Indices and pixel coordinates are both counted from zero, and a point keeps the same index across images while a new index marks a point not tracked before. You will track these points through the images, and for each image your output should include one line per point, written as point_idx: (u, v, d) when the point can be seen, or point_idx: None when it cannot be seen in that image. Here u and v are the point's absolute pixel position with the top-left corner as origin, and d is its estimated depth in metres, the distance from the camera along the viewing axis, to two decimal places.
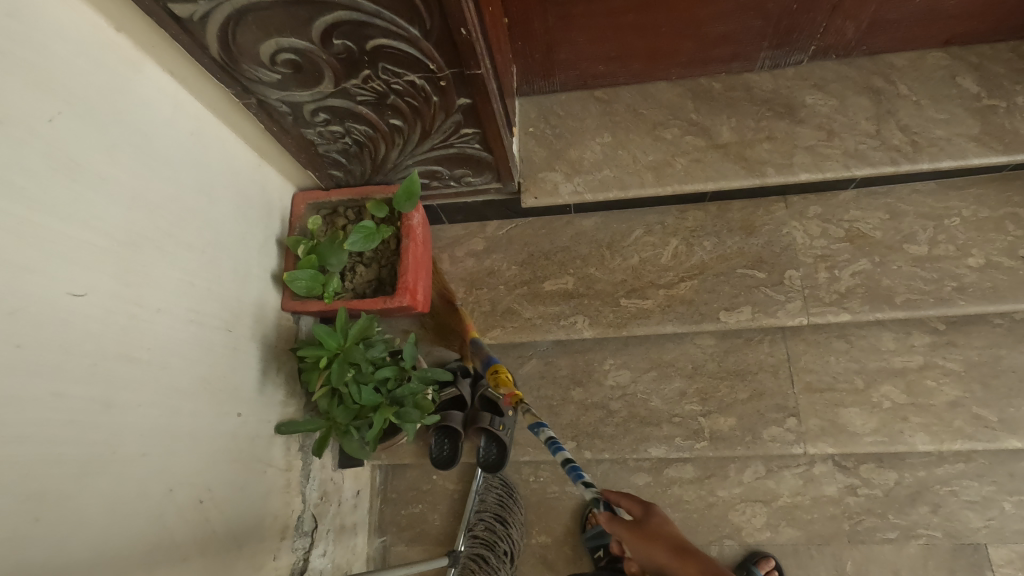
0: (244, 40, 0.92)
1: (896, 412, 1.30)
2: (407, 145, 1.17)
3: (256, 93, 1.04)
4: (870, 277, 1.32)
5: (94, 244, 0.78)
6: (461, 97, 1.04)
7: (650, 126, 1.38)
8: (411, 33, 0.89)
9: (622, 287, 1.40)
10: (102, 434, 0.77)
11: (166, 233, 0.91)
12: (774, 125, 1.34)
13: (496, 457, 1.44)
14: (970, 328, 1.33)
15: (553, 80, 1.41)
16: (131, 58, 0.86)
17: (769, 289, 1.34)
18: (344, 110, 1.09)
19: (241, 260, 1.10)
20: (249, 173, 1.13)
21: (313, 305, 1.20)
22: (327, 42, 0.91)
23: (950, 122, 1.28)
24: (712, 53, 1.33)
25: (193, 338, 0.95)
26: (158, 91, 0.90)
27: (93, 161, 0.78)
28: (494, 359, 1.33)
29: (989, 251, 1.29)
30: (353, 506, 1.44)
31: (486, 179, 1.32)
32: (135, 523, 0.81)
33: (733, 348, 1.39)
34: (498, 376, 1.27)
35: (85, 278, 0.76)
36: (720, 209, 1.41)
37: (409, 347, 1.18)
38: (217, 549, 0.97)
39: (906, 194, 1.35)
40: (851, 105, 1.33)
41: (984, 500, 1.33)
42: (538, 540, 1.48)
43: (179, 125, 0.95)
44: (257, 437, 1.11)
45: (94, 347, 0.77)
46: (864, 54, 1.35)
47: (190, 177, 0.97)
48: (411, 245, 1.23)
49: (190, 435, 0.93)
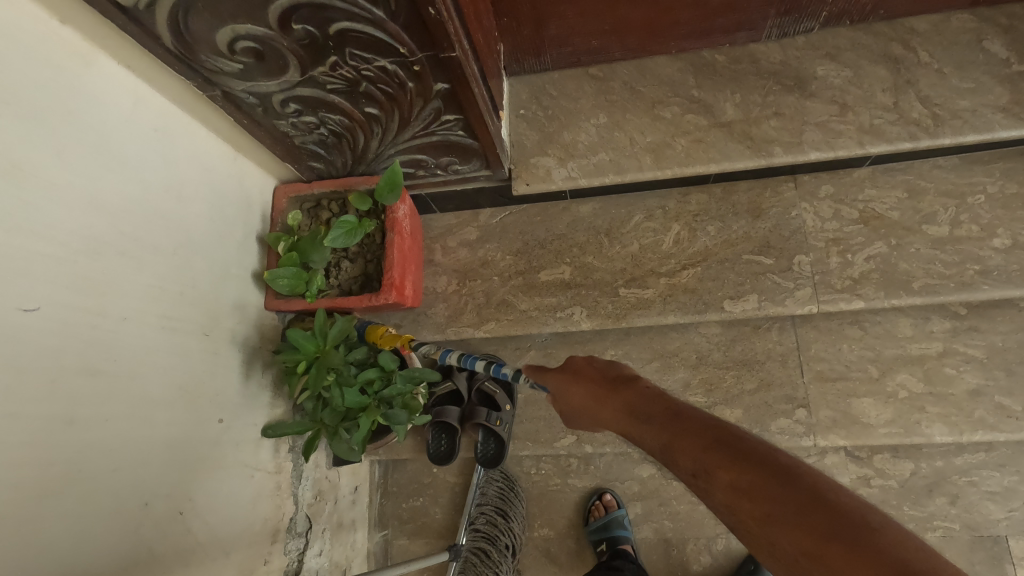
0: (199, 28, 0.86)
1: (912, 402, 1.23)
2: (386, 134, 1.11)
3: (220, 85, 0.98)
4: (886, 261, 1.23)
5: (45, 252, 0.74)
6: (438, 81, 0.97)
7: (649, 105, 1.29)
8: (376, 15, 0.82)
9: (621, 277, 1.33)
10: (66, 452, 0.74)
11: (131, 237, 0.87)
12: (783, 100, 1.24)
13: (494, 452, 1.38)
14: (994, 312, 1.24)
15: (545, 58, 1.32)
16: (80, 52, 0.80)
17: (776, 276, 1.27)
18: (316, 100, 1.03)
19: (218, 260, 1.05)
20: (224, 167, 1.08)
21: (296, 303, 1.16)
22: (287, 28, 0.85)
23: (976, 91, 1.18)
24: (715, 22, 1.23)
25: (165, 345, 0.91)
26: (114, 86, 0.85)
27: (42, 164, 0.74)
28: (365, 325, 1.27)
29: (1017, 230, 1.20)
30: (351, 502, 1.42)
31: (474, 167, 1.26)
32: (107, 540, 0.79)
33: (740, 336, 1.32)
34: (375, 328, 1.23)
35: (38, 290, 0.72)
36: (724, 191, 1.32)
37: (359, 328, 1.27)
38: (201, 559, 0.95)
39: (927, 170, 1.26)
40: (867, 75, 1.23)
41: (1007, 490, 1.25)
42: (540, 533, 1.43)
43: (141, 121, 0.89)
44: (243, 442, 1.08)
45: (53, 362, 0.73)
46: (881, 19, 1.25)
47: (155, 174, 0.92)
48: (397, 238, 1.18)
49: (166, 445, 0.90)
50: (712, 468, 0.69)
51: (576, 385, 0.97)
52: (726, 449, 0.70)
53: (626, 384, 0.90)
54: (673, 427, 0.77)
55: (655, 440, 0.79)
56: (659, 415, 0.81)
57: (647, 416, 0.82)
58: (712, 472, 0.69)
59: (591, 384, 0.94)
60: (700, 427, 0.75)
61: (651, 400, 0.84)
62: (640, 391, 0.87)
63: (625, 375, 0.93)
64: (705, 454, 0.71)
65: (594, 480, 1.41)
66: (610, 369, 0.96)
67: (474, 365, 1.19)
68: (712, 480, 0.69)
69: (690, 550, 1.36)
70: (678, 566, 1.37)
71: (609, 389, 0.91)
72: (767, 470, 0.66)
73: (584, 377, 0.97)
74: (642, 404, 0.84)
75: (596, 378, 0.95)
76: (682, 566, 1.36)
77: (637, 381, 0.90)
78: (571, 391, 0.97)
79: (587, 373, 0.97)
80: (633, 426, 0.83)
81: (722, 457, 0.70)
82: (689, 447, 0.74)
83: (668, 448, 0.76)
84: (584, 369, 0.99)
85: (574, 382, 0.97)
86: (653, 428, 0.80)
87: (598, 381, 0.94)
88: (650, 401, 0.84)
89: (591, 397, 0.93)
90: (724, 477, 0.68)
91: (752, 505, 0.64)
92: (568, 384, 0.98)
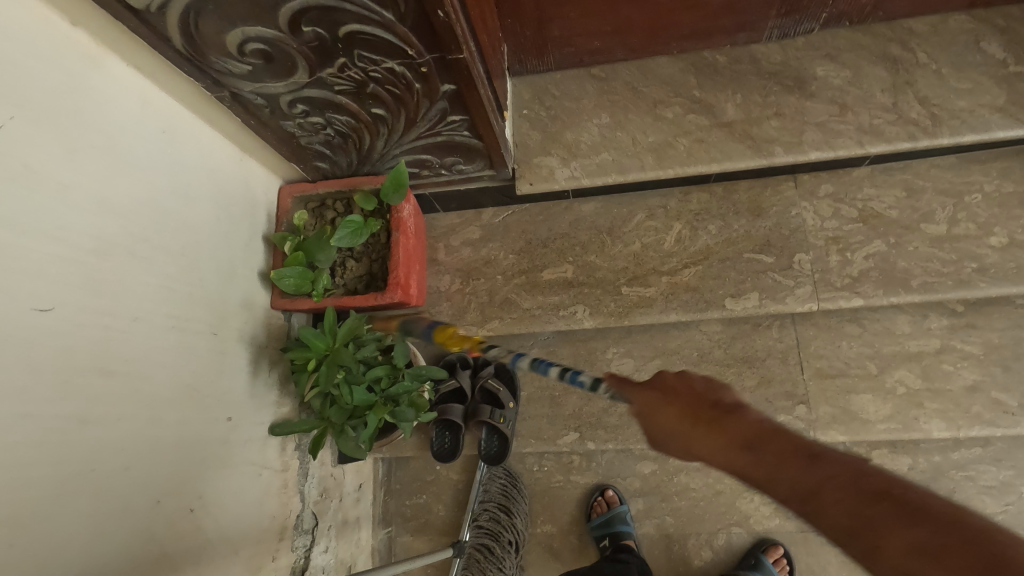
0: (209, 31, 0.87)
1: (910, 398, 1.25)
2: (392, 135, 1.12)
3: (227, 86, 0.99)
4: (885, 259, 1.25)
5: (58, 254, 0.74)
6: (444, 83, 0.98)
7: (650, 105, 1.30)
8: (384, 18, 0.84)
9: (623, 275, 1.34)
10: (79, 451, 0.75)
11: (140, 238, 0.87)
12: (783, 100, 1.26)
13: (497, 449, 1.39)
14: (991, 309, 1.26)
15: (547, 59, 1.33)
16: (90, 54, 0.80)
17: (777, 274, 1.28)
18: (323, 101, 1.04)
19: (225, 260, 1.06)
20: (229, 168, 1.09)
21: (303, 303, 1.17)
22: (297, 31, 0.86)
23: (973, 91, 1.20)
24: (716, 24, 1.25)
25: (174, 344, 0.92)
26: (123, 87, 0.86)
27: (51, 166, 0.74)
28: (428, 332, 1.18)
29: (1013, 228, 1.22)
30: (355, 499, 1.43)
31: (478, 167, 1.27)
32: (119, 539, 0.80)
33: (741, 334, 1.34)
34: (449, 328, 1.14)
35: (50, 291, 0.73)
36: (725, 190, 1.34)
37: (424, 331, 1.19)
38: (210, 556, 0.96)
39: (924, 169, 1.28)
40: (866, 76, 1.24)
41: (1002, 484, 1.26)
42: (543, 529, 1.45)
43: (149, 122, 0.90)
44: (250, 440, 1.09)
45: (65, 362, 0.74)
46: (880, 21, 1.26)
47: (162, 176, 0.93)
48: (402, 238, 1.19)
49: (176, 444, 0.91)
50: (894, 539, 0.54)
51: (662, 411, 0.79)
52: (906, 512, 0.55)
53: (732, 414, 0.73)
54: (814, 477, 0.62)
55: (790, 490, 0.63)
56: (794, 457, 0.65)
57: (770, 456, 0.66)
58: (891, 542, 0.55)
59: (682, 409, 0.77)
60: (856, 480, 0.60)
61: (774, 438, 0.68)
62: (759, 428, 0.70)
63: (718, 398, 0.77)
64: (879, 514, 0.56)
65: (597, 476, 1.43)
66: (703, 388, 0.79)
67: (546, 371, 1.00)
68: (891, 551, 0.54)
69: (692, 545, 1.38)
70: (679, 560, 1.38)
71: (707, 414, 0.75)
72: (962, 540, 0.52)
73: (675, 404, 0.78)
74: (765, 444, 0.67)
75: (688, 404, 0.77)
76: (684, 561, 1.38)
77: (744, 411, 0.73)
78: (659, 421, 0.78)
79: (677, 393, 0.79)
80: (746, 467, 0.67)
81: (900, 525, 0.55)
82: (848, 503, 0.59)
83: (814, 503, 0.61)
84: (672, 391, 0.80)
85: (662, 409, 0.79)
86: (782, 476, 0.64)
87: (690, 406, 0.77)
88: (767, 435, 0.69)
89: (686, 428, 0.75)
90: (900, 544, 0.54)
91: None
92: (653, 405, 0.80)
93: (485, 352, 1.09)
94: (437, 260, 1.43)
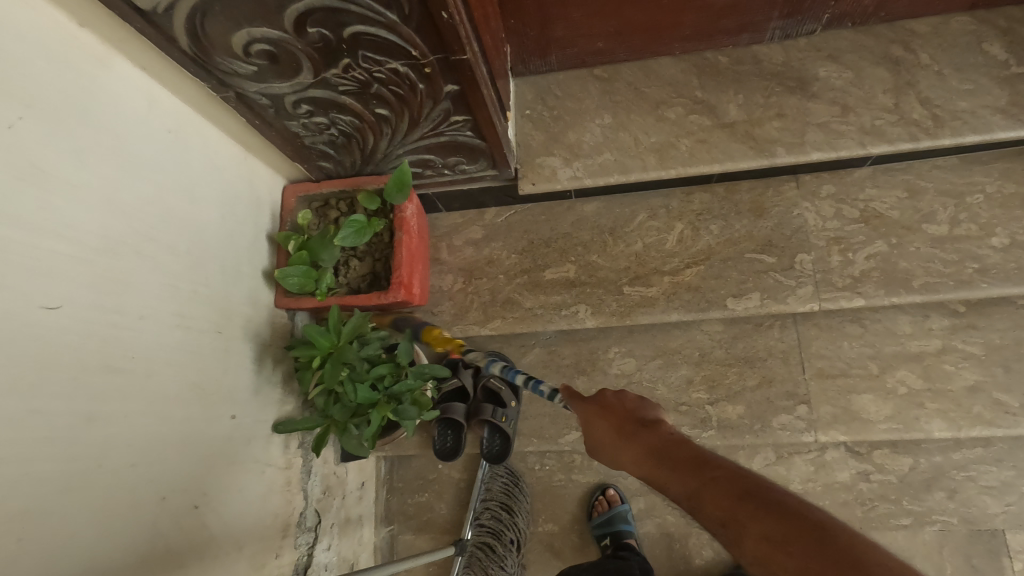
0: (215, 31, 0.87)
1: (911, 398, 1.25)
2: (396, 135, 1.13)
3: (233, 86, 0.99)
4: (887, 260, 1.25)
5: (67, 253, 0.75)
6: (448, 83, 0.99)
7: (653, 105, 1.31)
8: (389, 19, 0.84)
9: (625, 275, 1.35)
10: (87, 447, 0.76)
11: (146, 237, 0.88)
12: (785, 101, 1.26)
13: (499, 448, 1.39)
14: (992, 309, 1.27)
15: (550, 59, 1.34)
16: (98, 55, 0.81)
17: (778, 274, 1.29)
18: (328, 102, 1.04)
19: (230, 259, 1.07)
20: (234, 167, 1.09)
21: (307, 301, 1.17)
22: (302, 32, 0.87)
23: (975, 92, 1.20)
24: (719, 24, 1.25)
25: (180, 342, 0.93)
26: (130, 87, 0.86)
27: (59, 166, 0.75)
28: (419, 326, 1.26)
29: (1015, 229, 1.22)
30: (358, 497, 1.44)
31: (481, 167, 1.28)
32: (126, 535, 0.80)
33: (742, 334, 1.34)
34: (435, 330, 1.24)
35: (58, 289, 0.74)
36: (727, 191, 1.34)
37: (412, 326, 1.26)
38: (215, 552, 0.97)
39: (926, 170, 1.28)
40: (868, 76, 1.25)
41: (1004, 485, 1.26)
42: (545, 528, 1.45)
43: (156, 122, 0.91)
44: (254, 438, 1.10)
45: (74, 359, 0.75)
46: (882, 22, 1.27)
47: (169, 175, 0.93)
48: (405, 237, 1.20)
49: (181, 441, 0.91)
50: (746, 525, 0.67)
51: (596, 424, 0.93)
52: (753, 502, 0.68)
53: (645, 427, 0.86)
54: (693, 476, 0.75)
55: (676, 489, 0.76)
56: (680, 462, 0.78)
57: (672, 462, 0.78)
58: (746, 530, 0.66)
59: (613, 426, 0.90)
60: (723, 477, 0.72)
61: (671, 447, 0.80)
62: (660, 439, 0.83)
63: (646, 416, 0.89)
64: (738, 511, 0.68)
65: (598, 475, 1.43)
66: (631, 405, 0.92)
67: (514, 378, 1.18)
68: (742, 536, 0.66)
69: (693, 544, 1.38)
70: (680, 560, 1.38)
71: (631, 429, 0.87)
72: (796, 524, 0.64)
73: (605, 419, 0.92)
74: (662, 452, 0.80)
75: (614, 420, 0.91)
76: (685, 560, 1.38)
77: (657, 424, 0.86)
78: (594, 434, 0.92)
79: (607, 408, 0.93)
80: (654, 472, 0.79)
81: (752, 514, 0.67)
82: (716, 498, 0.71)
83: (691, 499, 0.74)
84: (602, 408, 0.94)
85: (596, 426, 0.92)
86: (676, 478, 0.76)
87: (619, 424, 0.89)
88: (674, 445, 0.81)
89: (611, 441, 0.89)
90: (751, 529, 0.66)
91: (786, 563, 0.62)
92: (591, 420, 0.94)
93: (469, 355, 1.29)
94: (440, 259, 1.43)
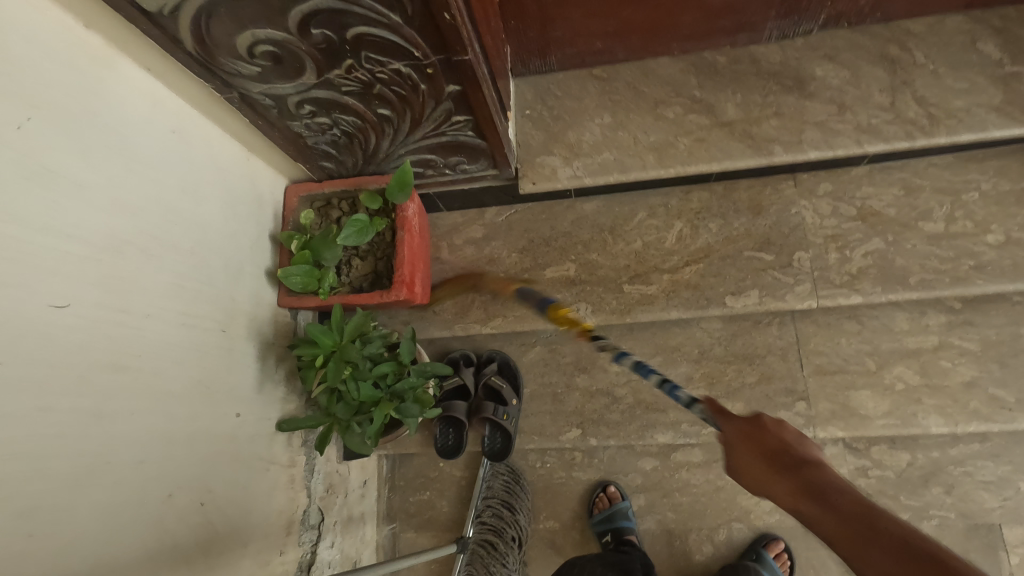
0: (219, 32, 0.88)
1: (909, 394, 1.26)
2: (397, 135, 1.14)
3: (236, 86, 1.00)
4: (883, 257, 1.27)
5: (75, 253, 0.76)
6: (449, 83, 1.00)
7: (652, 105, 1.32)
8: (392, 20, 0.85)
9: (625, 273, 1.36)
10: (96, 444, 0.77)
11: (151, 237, 0.89)
12: (783, 100, 1.27)
13: (500, 446, 1.42)
14: (988, 306, 1.28)
15: (550, 60, 1.35)
16: (103, 56, 0.82)
17: (777, 272, 1.30)
18: (330, 102, 1.05)
19: (233, 258, 1.08)
20: (237, 167, 1.10)
21: (309, 300, 1.18)
22: (306, 33, 0.88)
23: (970, 91, 1.21)
24: (717, 24, 1.26)
25: (185, 341, 0.94)
26: (135, 88, 0.87)
27: (67, 166, 0.75)
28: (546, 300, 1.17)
29: (1009, 227, 1.23)
30: (360, 495, 1.44)
31: (482, 166, 1.29)
32: (133, 531, 0.81)
33: (741, 331, 1.35)
34: (557, 310, 1.11)
35: (66, 288, 0.74)
36: (726, 189, 1.36)
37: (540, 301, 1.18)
38: (220, 549, 0.97)
39: (922, 168, 1.29)
40: (864, 76, 1.26)
41: (1000, 479, 1.27)
42: (546, 525, 1.46)
43: (160, 122, 0.92)
44: (258, 435, 1.10)
45: (82, 357, 0.76)
46: (878, 22, 1.28)
47: (173, 175, 0.94)
48: (407, 237, 1.21)
49: (187, 438, 0.92)
50: None
51: (742, 450, 0.86)
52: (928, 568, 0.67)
53: (800, 464, 0.80)
54: (868, 537, 0.72)
55: (841, 539, 0.74)
56: (848, 516, 0.74)
57: (831, 506, 0.75)
58: None
59: (758, 450, 0.84)
60: (900, 541, 0.70)
61: (839, 495, 0.75)
62: (826, 485, 0.77)
63: (793, 442, 0.83)
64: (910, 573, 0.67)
65: (599, 472, 1.44)
66: (782, 435, 0.84)
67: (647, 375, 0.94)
68: None
69: (693, 540, 1.39)
70: (681, 555, 1.39)
71: (779, 459, 0.82)
72: None
73: (754, 448, 0.85)
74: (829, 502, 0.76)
75: (764, 450, 0.84)
76: (685, 556, 1.39)
77: (811, 461, 0.81)
78: (737, 460, 0.86)
79: (759, 435, 0.85)
80: (809, 514, 0.77)
81: None
82: (886, 558, 0.69)
83: (858, 555, 0.72)
84: (750, 433, 0.86)
85: (740, 452, 0.86)
86: (839, 526, 0.74)
87: (767, 450, 0.84)
88: (831, 488, 0.77)
89: (761, 472, 0.83)
90: None
91: None
92: (735, 439, 0.87)
93: (593, 342, 1.02)
94: (441, 257, 1.44)
